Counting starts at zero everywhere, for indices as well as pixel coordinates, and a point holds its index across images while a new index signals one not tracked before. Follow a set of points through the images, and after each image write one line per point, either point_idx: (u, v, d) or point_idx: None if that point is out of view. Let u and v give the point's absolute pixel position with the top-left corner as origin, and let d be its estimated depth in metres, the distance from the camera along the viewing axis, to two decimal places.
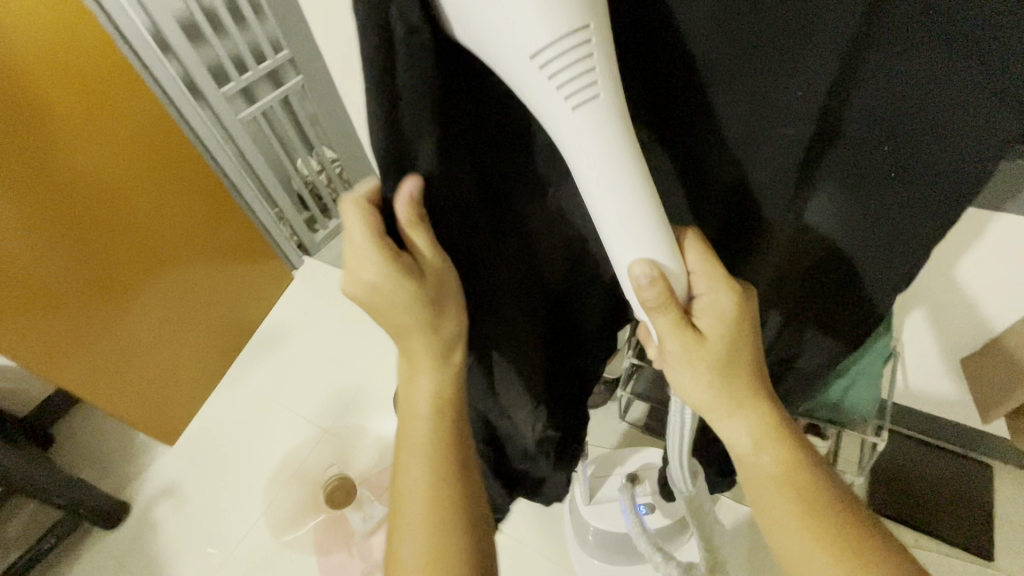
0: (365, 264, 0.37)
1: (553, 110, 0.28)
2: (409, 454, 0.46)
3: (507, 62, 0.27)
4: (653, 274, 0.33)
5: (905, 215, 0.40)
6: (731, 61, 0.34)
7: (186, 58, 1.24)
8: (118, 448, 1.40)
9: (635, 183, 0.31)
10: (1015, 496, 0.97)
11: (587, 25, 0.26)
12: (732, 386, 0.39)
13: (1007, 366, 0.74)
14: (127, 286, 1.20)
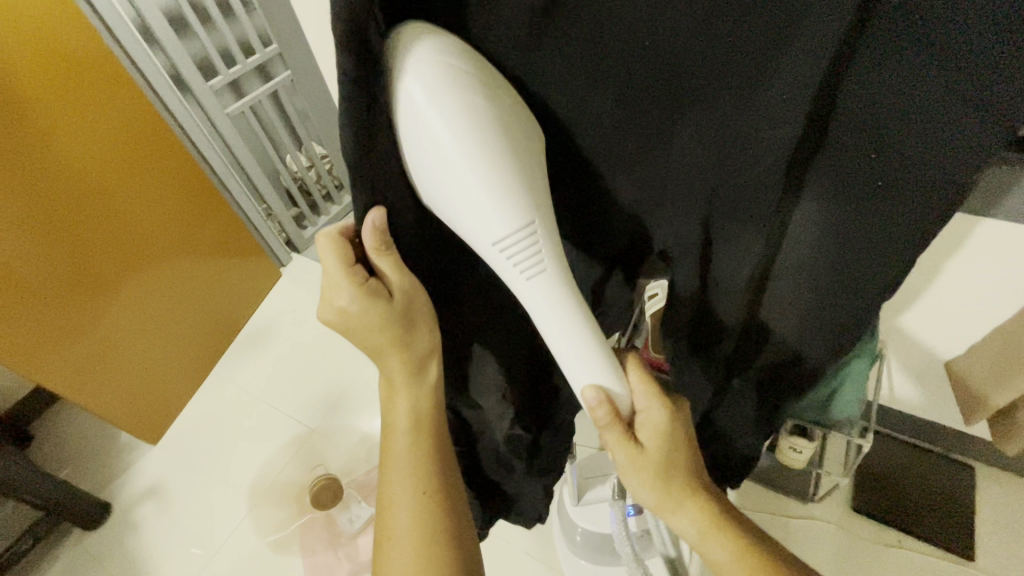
0: (337, 289, 0.39)
1: (505, 276, 0.31)
2: (398, 467, 0.47)
3: (465, 233, 0.30)
4: (602, 398, 0.35)
5: (851, 296, 0.42)
6: (672, 186, 0.38)
7: (171, 50, 1.22)
8: (100, 446, 1.38)
9: (582, 325, 0.34)
10: (995, 496, 0.99)
11: (532, 215, 0.29)
12: (673, 498, 0.42)
13: (987, 368, 0.75)
14: (109, 284, 1.18)
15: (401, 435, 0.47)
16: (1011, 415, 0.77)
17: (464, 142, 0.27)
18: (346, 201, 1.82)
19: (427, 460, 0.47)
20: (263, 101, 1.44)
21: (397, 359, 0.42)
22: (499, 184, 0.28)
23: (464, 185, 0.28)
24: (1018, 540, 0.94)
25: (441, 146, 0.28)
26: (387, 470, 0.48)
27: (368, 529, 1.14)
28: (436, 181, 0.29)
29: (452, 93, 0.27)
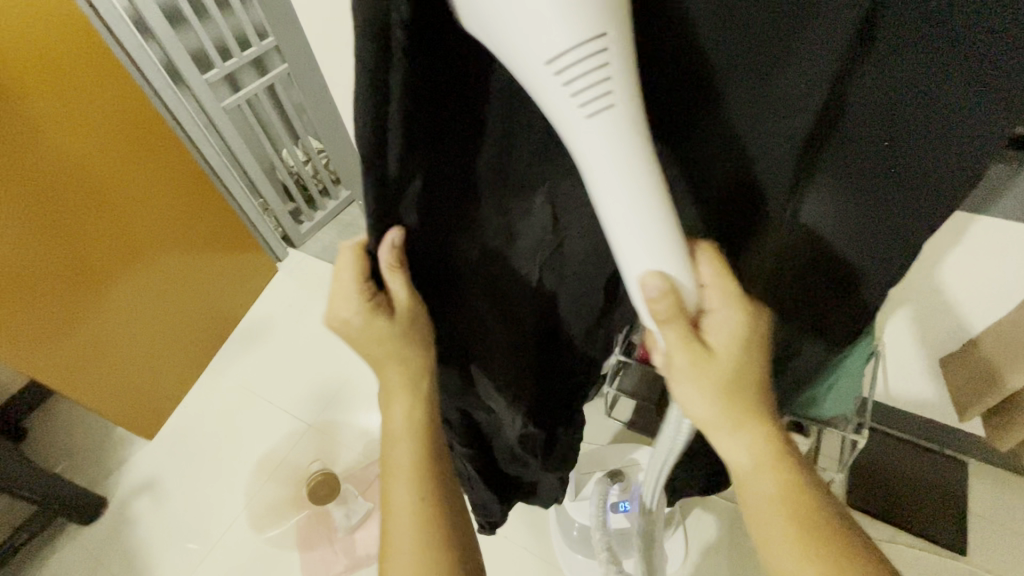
0: (343, 302, 0.39)
1: (564, 113, 0.27)
2: (398, 479, 0.46)
3: (517, 64, 0.26)
4: (663, 285, 0.33)
5: (894, 202, 0.39)
6: (747, 57, 0.32)
7: (166, 41, 1.21)
8: (95, 442, 1.37)
9: (647, 187, 0.30)
10: (986, 491, 1.00)
11: (606, 32, 0.25)
12: (737, 421, 0.39)
13: (980, 365, 0.75)
14: (103, 277, 1.17)
15: (401, 444, 0.46)
16: (1005, 412, 0.77)
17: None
18: (343, 195, 1.80)
19: (426, 462, 0.46)
20: (259, 94, 1.43)
21: (396, 372, 0.43)
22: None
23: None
24: (1011, 537, 0.95)
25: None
26: (387, 481, 0.46)
27: (366, 524, 1.15)
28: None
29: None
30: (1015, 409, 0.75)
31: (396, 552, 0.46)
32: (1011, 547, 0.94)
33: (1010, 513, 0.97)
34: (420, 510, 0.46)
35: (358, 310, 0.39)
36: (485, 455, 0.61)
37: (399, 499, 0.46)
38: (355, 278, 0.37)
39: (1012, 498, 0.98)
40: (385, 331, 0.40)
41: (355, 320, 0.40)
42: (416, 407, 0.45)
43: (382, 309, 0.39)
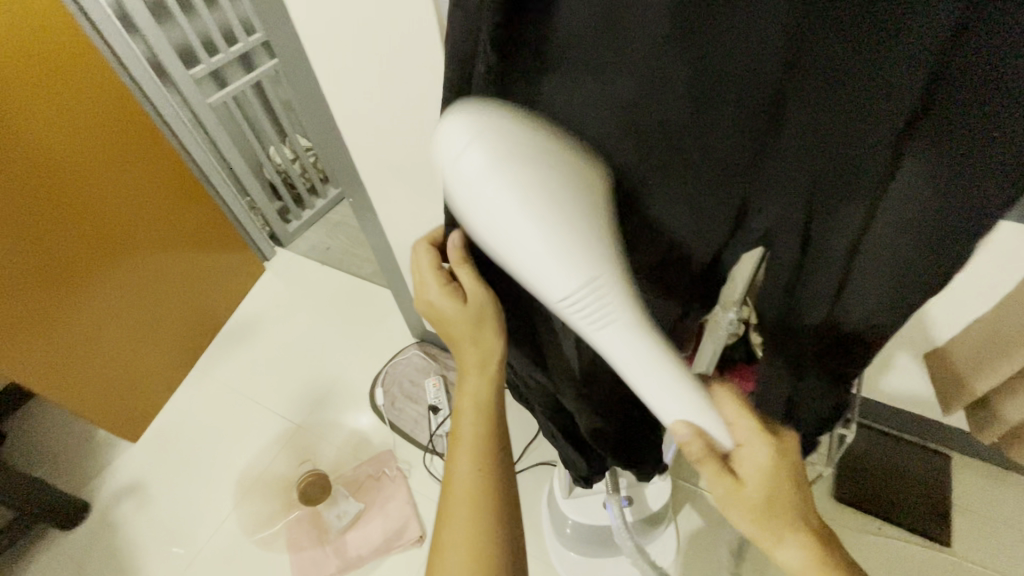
0: (426, 290, 0.46)
1: (577, 325, 0.34)
2: (462, 446, 0.50)
3: (528, 284, 0.32)
4: (692, 434, 0.38)
5: (920, 284, 0.32)
6: (801, 135, 0.30)
7: (151, 37, 1.19)
8: (78, 444, 1.34)
9: (655, 362, 0.35)
10: (970, 484, 1.02)
11: (590, 263, 0.30)
12: (774, 533, 0.41)
13: (962, 361, 0.77)
14: (84, 276, 1.15)
15: (467, 415, 0.50)
16: (987, 405, 0.79)
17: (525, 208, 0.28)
18: (331, 193, 1.78)
19: (483, 437, 0.50)
20: (246, 91, 1.41)
21: (471, 353, 0.47)
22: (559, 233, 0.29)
23: (524, 245, 0.29)
24: (995, 528, 0.97)
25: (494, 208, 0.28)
26: (454, 446, 0.51)
27: (356, 525, 1.13)
28: (491, 238, 0.30)
29: (519, 172, 0.27)
30: (998, 402, 0.77)
31: (451, 505, 0.50)
32: (994, 538, 0.96)
33: (992, 505, 1.00)
34: (474, 478, 0.49)
35: (430, 291, 0.46)
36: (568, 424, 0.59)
37: (460, 466, 0.50)
38: (432, 264, 0.46)
39: (994, 490, 1.01)
40: (447, 306, 0.46)
41: (429, 301, 0.47)
42: (480, 384, 0.49)
43: (450, 292, 0.45)
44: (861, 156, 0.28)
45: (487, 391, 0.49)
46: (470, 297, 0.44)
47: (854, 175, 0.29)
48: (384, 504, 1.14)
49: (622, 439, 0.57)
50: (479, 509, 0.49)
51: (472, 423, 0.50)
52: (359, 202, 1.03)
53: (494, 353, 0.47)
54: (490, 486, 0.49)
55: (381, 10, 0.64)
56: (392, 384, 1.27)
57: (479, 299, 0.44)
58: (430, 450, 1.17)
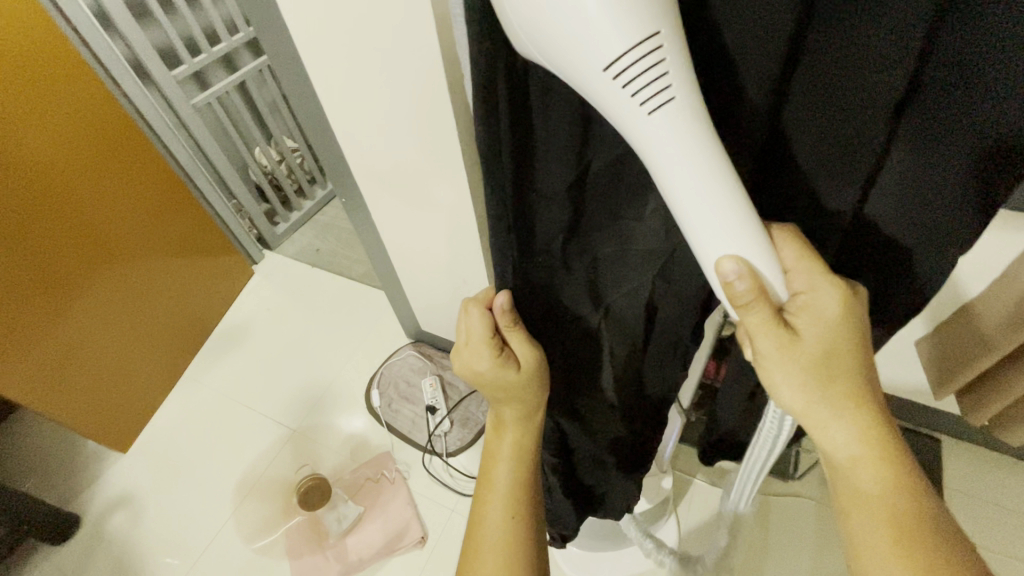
0: (478, 356, 0.47)
1: (625, 117, 0.28)
2: (497, 494, 0.52)
3: (575, 68, 0.26)
4: (742, 270, 0.32)
5: (949, 183, 0.35)
6: (824, 54, 0.32)
7: (131, 37, 1.15)
8: (66, 457, 1.31)
9: (712, 164, 0.29)
10: (958, 465, 1.05)
11: (660, 31, 0.25)
12: (831, 402, 0.38)
13: (945, 347, 0.79)
14: (68, 283, 1.12)
15: (503, 464, 0.52)
16: (977, 389, 0.81)
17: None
18: (320, 195, 1.76)
19: (523, 483, 0.52)
20: (230, 91, 1.39)
21: (514, 408, 0.50)
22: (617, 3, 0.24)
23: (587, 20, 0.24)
24: (984, 509, 1.00)
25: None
26: (488, 494, 0.52)
27: (357, 529, 1.12)
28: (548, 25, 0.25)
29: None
30: (987, 384, 0.80)
31: (483, 550, 0.50)
32: (982, 518, 0.99)
33: (980, 485, 1.02)
34: (512, 519, 0.51)
35: (479, 357, 0.47)
36: (567, 471, 0.63)
37: (494, 514, 0.51)
38: (486, 331, 0.46)
39: (981, 471, 1.04)
40: (496, 371, 0.46)
41: (474, 361, 0.48)
42: (526, 436, 0.52)
43: (504, 360, 0.46)
44: (880, 74, 0.31)
45: (514, 440, 0.52)
46: (526, 364, 0.46)
47: (870, 96, 0.32)
48: (385, 506, 1.13)
49: (626, 447, 0.63)
50: (512, 549, 0.50)
51: (513, 473, 0.52)
52: (352, 202, 1.02)
53: (538, 408, 0.51)
54: (522, 515, 0.51)
55: (377, 6, 0.63)
56: (387, 385, 1.26)
57: (534, 368, 0.46)
58: (428, 450, 1.17)
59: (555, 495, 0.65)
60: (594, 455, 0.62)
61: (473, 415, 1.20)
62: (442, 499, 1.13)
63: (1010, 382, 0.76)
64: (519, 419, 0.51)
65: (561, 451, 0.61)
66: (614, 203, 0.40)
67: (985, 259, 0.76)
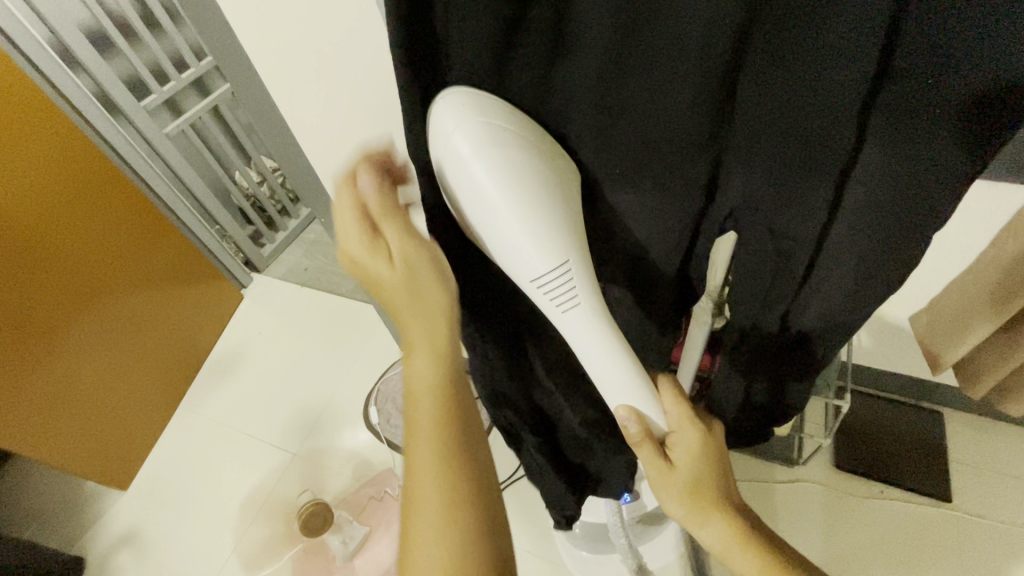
0: (349, 236, 0.38)
1: (548, 310, 0.38)
2: (418, 437, 0.42)
3: (512, 267, 0.37)
4: (633, 416, 0.42)
5: (873, 284, 0.41)
6: (755, 170, 0.37)
7: (96, 71, 1.13)
8: (67, 499, 1.30)
9: (618, 347, 0.40)
10: (964, 436, 1.04)
11: (568, 258, 0.36)
12: (705, 516, 0.46)
13: (939, 323, 0.79)
14: (52, 326, 1.11)
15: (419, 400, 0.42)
16: (975, 361, 0.80)
17: (501, 187, 0.34)
18: (303, 213, 1.74)
19: None
20: (204, 117, 1.36)
21: (411, 317, 0.40)
22: (532, 218, 0.35)
23: (516, 236, 0.35)
24: (993, 479, 0.99)
25: (481, 197, 0.35)
26: (412, 444, 0.42)
27: (364, 549, 1.12)
28: (480, 223, 0.36)
29: (514, 174, 0.34)
30: (982, 356, 0.79)
31: (416, 510, 0.42)
32: (991, 489, 0.99)
33: (987, 455, 1.02)
34: (441, 470, 0.42)
35: (353, 239, 0.38)
36: (552, 448, 0.61)
37: (419, 456, 0.42)
38: (360, 206, 0.38)
39: (987, 441, 1.03)
40: (373, 256, 0.38)
41: (349, 248, 0.39)
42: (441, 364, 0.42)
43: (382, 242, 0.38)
44: (838, 84, 0.31)
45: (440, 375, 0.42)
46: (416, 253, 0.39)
47: (828, 100, 0.32)
48: (391, 524, 1.13)
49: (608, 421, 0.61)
50: None
51: (433, 414, 0.42)
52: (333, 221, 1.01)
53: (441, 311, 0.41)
54: None
55: (330, 23, 0.62)
56: (386, 401, 1.23)
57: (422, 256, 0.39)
58: None
59: (544, 475, 0.62)
60: (575, 432, 0.61)
61: None
62: None
63: (1001, 352, 0.76)
64: (426, 338, 0.41)
65: (536, 421, 0.58)
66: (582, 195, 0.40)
67: (970, 229, 0.75)
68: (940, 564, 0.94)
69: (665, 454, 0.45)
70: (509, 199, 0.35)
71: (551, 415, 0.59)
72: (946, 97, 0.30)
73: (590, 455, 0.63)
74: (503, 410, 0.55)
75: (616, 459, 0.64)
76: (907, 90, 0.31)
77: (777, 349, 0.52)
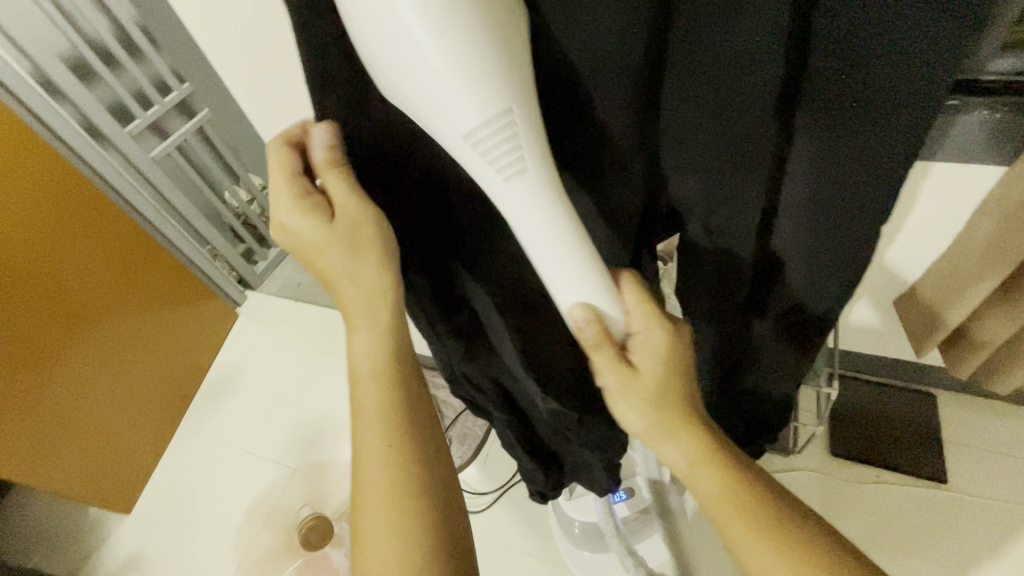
0: (282, 203, 0.40)
1: (484, 177, 0.31)
2: (367, 423, 0.46)
3: (432, 123, 0.29)
4: (589, 317, 0.37)
5: (840, 261, 0.44)
6: (695, 160, 0.39)
7: (79, 100, 1.13)
8: (70, 525, 1.31)
9: (565, 227, 0.34)
10: (956, 416, 1.04)
11: (511, 105, 0.28)
12: (669, 429, 0.42)
13: (925, 304, 0.79)
14: (46, 356, 1.12)
15: (366, 382, 0.46)
16: (962, 342, 0.81)
17: (426, 21, 0.25)
18: None
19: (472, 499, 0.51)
20: (189, 139, 1.32)
21: (352, 292, 0.42)
22: (468, 61, 0.26)
23: (440, 86, 0.26)
24: (986, 457, 1.00)
25: (397, 24, 0.25)
26: (358, 424, 0.46)
27: None
28: (391, 72, 0.27)
29: (454, 26, 0.25)
30: (968, 337, 0.80)
31: (370, 495, 0.46)
32: (985, 467, 0.99)
33: (980, 434, 1.02)
34: (395, 461, 0.45)
35: (283, 205, 0.40)
36: (526, 432, 0.62)
37: (371, 439, 0.46)
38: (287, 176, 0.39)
39: (979, 419, 1.03)
40: (301, 223, 0.40)
41: (281, 214, 0.40)
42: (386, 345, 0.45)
43: (307, 210, 0.39)
44: (755, 75, 0.32)
45: (381, 348, 0.45)
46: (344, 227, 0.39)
47: (748, 100, 0.34)
48: None
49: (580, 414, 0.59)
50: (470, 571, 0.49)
51: (380, 402, 0.46)
52: None
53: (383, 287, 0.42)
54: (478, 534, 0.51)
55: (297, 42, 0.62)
56: None
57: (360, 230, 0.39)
58: None
59: (517, 454, 0.65)
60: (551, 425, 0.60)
61: (471, 429, 1.19)
62: None
63: (987, 332, 0.76)
64: (366, 269, 0.41)
65: (507, 406, 0.59)
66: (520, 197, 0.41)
67: (951, 212, 0.76)
68: (940, 544, 0.94)
69: (626, 358, 0.41)
70: (434, 44, 0.25)
71: (526, 403, 0.59)
72: (896, 69, 0.31)
73: (566, 447, 0.63)
74: (470, 389, 0.58)
75: (592, 454, 0.63)
76: (832, 72, 0.33)
77: (762, 340, 0.55)
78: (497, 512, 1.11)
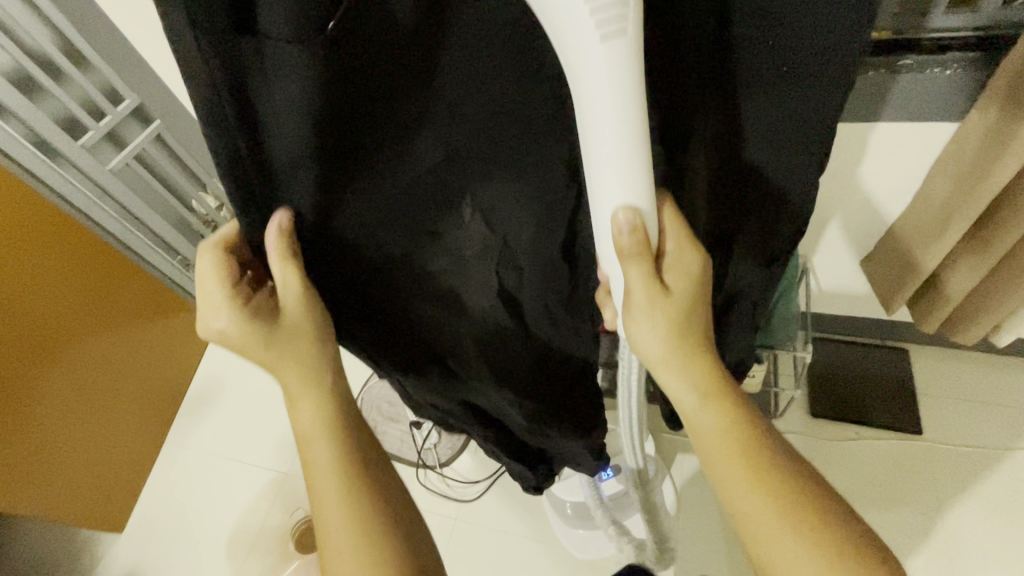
0: (216, 312, 0.45)
1: (583, 45, 0.30)
2: (313, 443, 0.48)
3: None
4: (634, 220, 0.37)
5: (799, 164, 0.45)
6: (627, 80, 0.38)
7: (27, 116, 1.03)
8: (63, 548, 1.30)
9: (637, 134, 0.34)
10: (929, 368, 1.07)
11: None
12: (685, 366, 0.47)
13: (893, 261, 0.81)
14: (21, 384, 1.10)
15: (305, 408, 0.48)
16: (928, 296, 0.83)
17: None
18: None
19: None
20: (148, 148, 1.24)
21: (293, 369, 0.47)
22: None
23: None
24: (959, 406, 1.03)
25: None
26: (304, 445, 0.48)
27: None
28: None
29: None
30: (934, 290, 0.82)
31: (327, 515, 0.47)
32: (958, 416, 1.02)
33: (953, 384, 1.05)
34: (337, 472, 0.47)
35: (214, 310, 0.45)
36: (505, 438, 0.66)
37: (321, 460, 0.48)
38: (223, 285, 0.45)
39: (951, 369, 1.07)
40: (231, 327, 0.45)
41: (205, 319, 0.45)
42: (320, 372, 0.48)
43: (240, 317, 0.45)
44: None
45: (319, 378, 0.48)
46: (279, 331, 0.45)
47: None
48: None
49: (544, 411, 0.61)
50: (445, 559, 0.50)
51: (321, 424, 0.48)
52: None
53: (323, 364, 0.48)
54: None
55: None
56: (371, 409, 1.21)
57: (300, 323, 0.45)
58: (419, 466, 1.15)
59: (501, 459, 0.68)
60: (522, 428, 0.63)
61: None
62: (443, 510, 1.12)
63: (955, 286, 0.78)
64: (302, 348, 0.46)
65: (479, 418, 0.62)
66: (428, 216, 0.42)
67: (912, 169, 0.76)
68: (918, 494, 0.98)
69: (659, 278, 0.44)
70: None
71: (497, 413, 0.62)
72: None
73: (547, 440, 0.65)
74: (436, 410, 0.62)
75: (577, 440, 0.66)
76: None
77: (746, 285, 0.58)
78: (490, 500, 1.11)
